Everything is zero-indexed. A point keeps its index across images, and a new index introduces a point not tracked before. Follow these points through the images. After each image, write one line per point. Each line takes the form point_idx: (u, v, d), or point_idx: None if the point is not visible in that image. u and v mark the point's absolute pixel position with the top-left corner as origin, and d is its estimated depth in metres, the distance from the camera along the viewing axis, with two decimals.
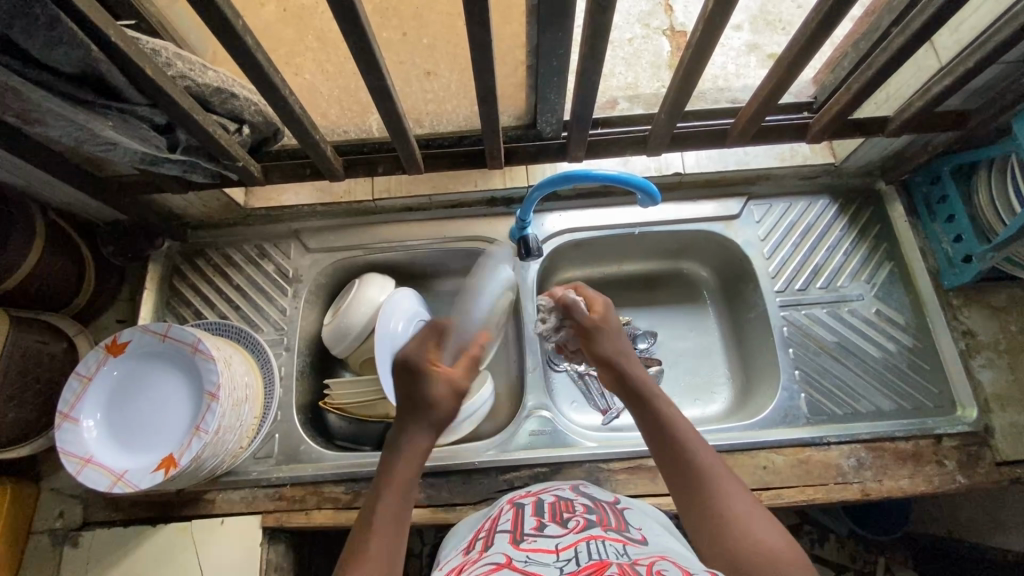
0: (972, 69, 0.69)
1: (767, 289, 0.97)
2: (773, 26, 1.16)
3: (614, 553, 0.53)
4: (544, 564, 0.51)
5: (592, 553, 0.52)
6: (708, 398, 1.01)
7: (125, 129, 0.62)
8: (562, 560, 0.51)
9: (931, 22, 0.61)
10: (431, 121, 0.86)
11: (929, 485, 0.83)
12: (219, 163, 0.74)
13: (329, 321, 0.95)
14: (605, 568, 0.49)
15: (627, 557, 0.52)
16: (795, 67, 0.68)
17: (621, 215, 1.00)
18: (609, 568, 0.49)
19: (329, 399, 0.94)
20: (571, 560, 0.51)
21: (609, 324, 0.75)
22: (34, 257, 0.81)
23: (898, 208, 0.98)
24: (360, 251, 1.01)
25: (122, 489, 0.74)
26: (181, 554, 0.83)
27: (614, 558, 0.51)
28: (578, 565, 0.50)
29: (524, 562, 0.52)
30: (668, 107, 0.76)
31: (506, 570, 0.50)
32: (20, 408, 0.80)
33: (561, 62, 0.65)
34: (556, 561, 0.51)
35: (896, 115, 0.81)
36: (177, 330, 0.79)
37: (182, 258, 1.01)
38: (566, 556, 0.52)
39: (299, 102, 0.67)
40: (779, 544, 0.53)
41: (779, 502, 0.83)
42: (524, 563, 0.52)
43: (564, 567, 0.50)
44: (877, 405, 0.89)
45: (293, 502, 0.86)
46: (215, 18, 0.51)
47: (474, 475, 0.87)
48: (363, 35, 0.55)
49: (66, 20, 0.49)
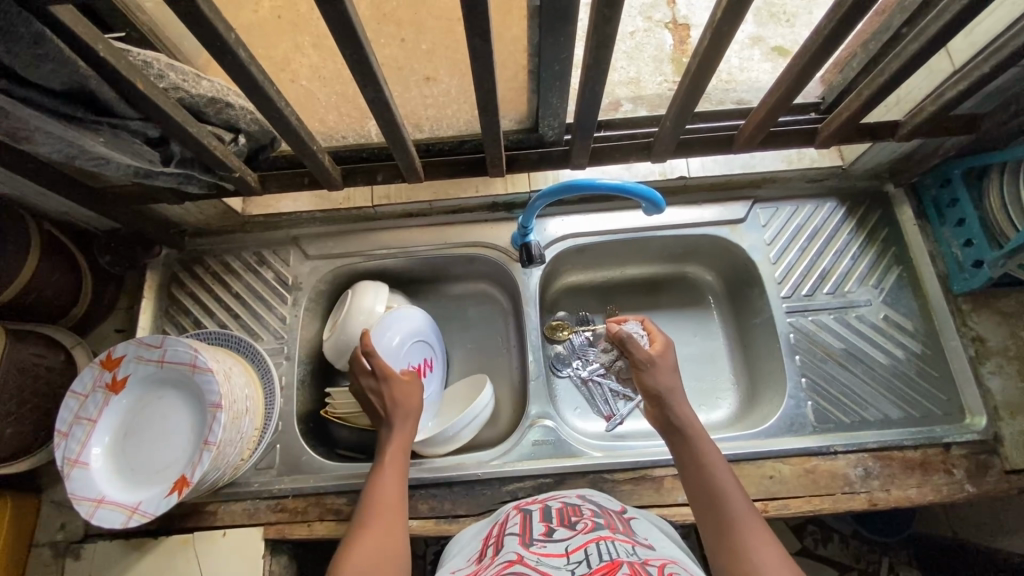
0: (987, 74, 0.67)
1: (774, 295, 0.95)
2: (778, 18, 1.13)
3: (624, 552, 0.53)
4: (555, 566, 0.50)
5: (602, 554, 0.51)
6: (712, 404, 1.00)
7: (117, 144, 0.60)
8: (572, 562, 0.51)
9: (946, 28, 0.60)
10: (431, 126, 0.85)
11: (937, 495, 0.82)
12: (215, 174, 0.73)
13: (329, 335, 0.93)
14: (617, 569, 0.48)
15: (637, 556, 0.52)
16: (805, 73, 0.66)
17: (624, 221, 0.98)
18: (621, 568, 0.48)
19: (330, 408, 0.93)
20: (581, 562, 0.50)
21: (665, 359, 0.77)
22: (29, 270, 0.80)
23: (907, 211, 0.96)
24: (360, 257, 1.00)
25: (135, 515, 0.74)
26: (183, 568, 0.83)
27: (625, 557, 0.51)
28: (588, 568, 0.49)
29: (536, 560, 0.52)
30: (674, 113, 0.74)
31: (518, 566, 0.51)
32: (19, 423, 0.79)
33: (564, 66, 0.63)
34: (567, 564, 0.50)
35: (908, 119, 0.79)
36: (173, 352, 0.78)
37: (180, 266, 1.00)
38: (576, 559, 0.51)
39: (296, 113, 0.65)
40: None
41: (785, 512, 0.82)
42: (536, 561, 0.52)
43: (575, 569, 0.49)
44: (885, 413, 0.88)
45: (295, 514, 0.86)
46: (208, 32, 0.50)
47: (476, 486, 0.86)
48: (360, 46, 0.53)
49: (52, 37, 0.47)
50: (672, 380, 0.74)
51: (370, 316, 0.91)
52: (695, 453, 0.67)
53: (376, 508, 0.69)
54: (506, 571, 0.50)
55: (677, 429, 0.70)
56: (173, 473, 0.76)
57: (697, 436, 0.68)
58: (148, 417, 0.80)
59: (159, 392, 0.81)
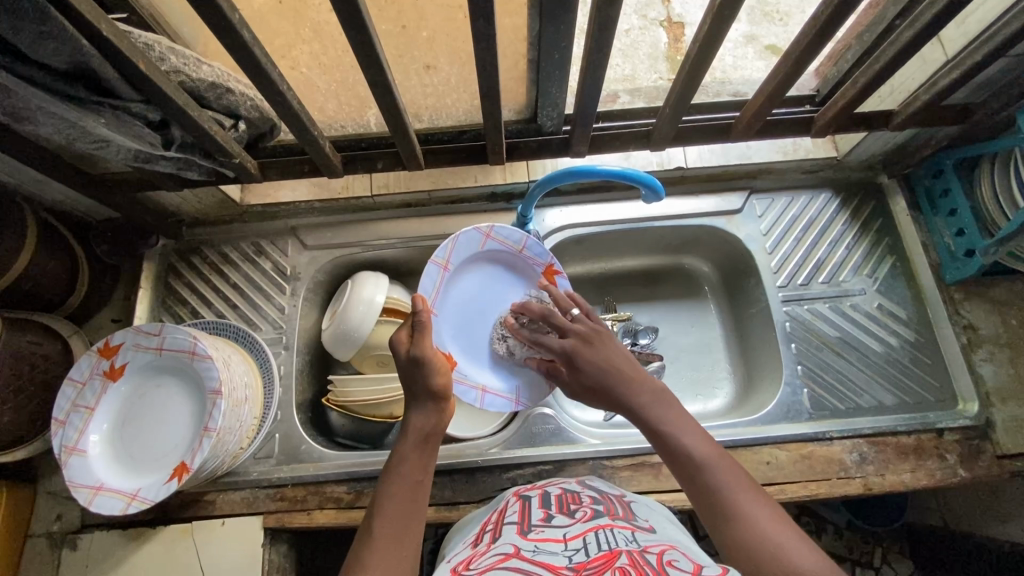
0: (979, 63, 0.68)
1: (769, 284, 0.96)
2: (772, 17, 1.14)
3: (623, 540, 0.52)
4: (553, 554, 0.50)
5: (601, 543, 0.51)
6: (709, 394, 1.01)
7: (118, 126, 0.60)
8: (571, 549, 0.51)
9: (938, 16, 0.61)
10: (430, 116, 0.87)
11: (931, 479, 0.83)
12: (215, 160, 0.73)
13: (328, 326, 0.93)
14: (615, 558, 0.48)
15: (636, 544, 0.52)
16: (801, 62, 0.67)
17: (623, 210, 0.99)
18: (619, 559, 0.48)
19: (331, 396, 0.93)
20: (580, 550, 0.51)
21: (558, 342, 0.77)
22: (25, 258, 0.80)
23: (899, 201, 0.98)
24: (359, 248, 0.99)
25: (134, 504, 0.73)
26: (183, 558, 0.82)
27: (624, 546, 0.51)
28: (587, 556, 0.49)
29: (533, 551, 0.51)
30: (673, 102, 0.74)
31: (514, 559, 0.50)
32: (14, 411, 0.79)
33: (563, 55, 0.64)
34: (565, 551, 0.51)
35: (900, 110, 0.80)
36: (171, 339, 0.78)
37: (177, 256, 0.99)
38: (575, 546, 0.51)
39: (298, 98, 0.66)
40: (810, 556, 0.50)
41: (782, 497, 0.83)
42: (532, 553, 0.51)
43: (573, 557, 0.49)
44: (880, 400, 0.90)
45: (294, 503, 0.85)
46: (212, 12, 0.50)
47: (477, 474, 0.86)
48: (364, 27, 0.53)
49: (56, 15, 0.47)
50: (612, 355, 0.71)
51: (369, 304, 0.91)
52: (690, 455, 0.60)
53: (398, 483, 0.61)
54: (502, 565, 0.49)
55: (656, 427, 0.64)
56: (173, 459, 0.76)
57: (682, 432, 0.62)
58: (147, 404, 0.80)
59: (155, 379, 0.81)
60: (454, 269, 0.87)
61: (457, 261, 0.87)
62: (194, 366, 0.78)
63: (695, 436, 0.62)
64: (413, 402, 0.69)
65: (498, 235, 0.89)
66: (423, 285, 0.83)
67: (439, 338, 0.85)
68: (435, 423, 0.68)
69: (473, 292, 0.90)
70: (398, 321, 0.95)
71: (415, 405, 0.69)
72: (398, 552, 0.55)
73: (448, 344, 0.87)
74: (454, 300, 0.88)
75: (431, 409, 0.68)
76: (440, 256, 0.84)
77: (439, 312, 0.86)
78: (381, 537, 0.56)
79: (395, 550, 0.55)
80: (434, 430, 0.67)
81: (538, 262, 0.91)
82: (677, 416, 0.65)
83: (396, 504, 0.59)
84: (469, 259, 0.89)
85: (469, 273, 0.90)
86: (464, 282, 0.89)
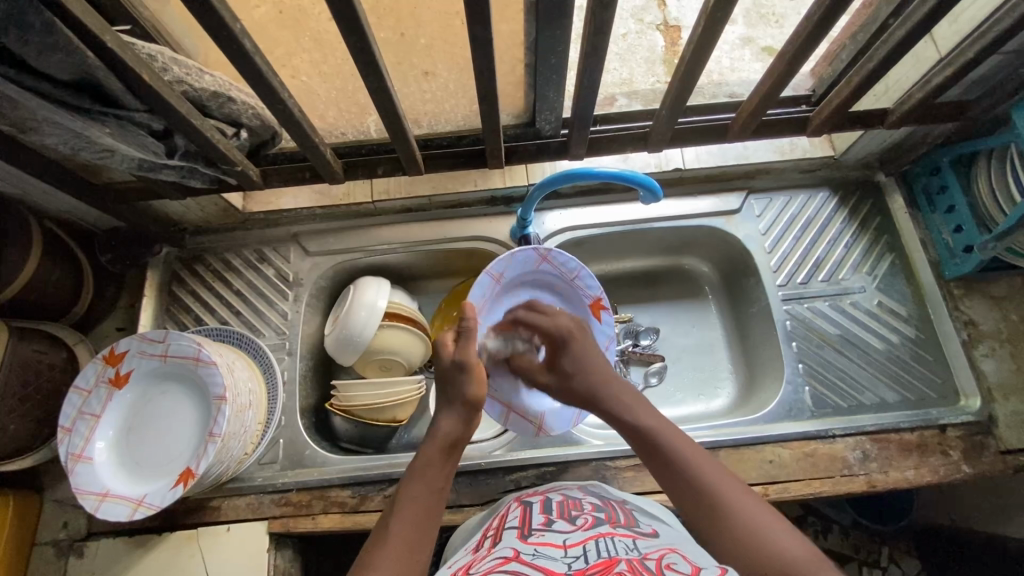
0: (972, 59, 0.69)
1: (769, 283, 0.97)
2: (768, 19, 1.15)
3: (624, 548, 0.52)
4: (552, 558, 0.51)
5: (601, 551, 0.51)
6: (711, 394, 1.02)
7: (123, 135, 0.61)
8: (571, 555, 0.51)
9: (928, 15, 0.62)
10: (429, 122, 0.89)
11: (934, 476, 0.83)
12: (218, 168, 0.74)
13: (331, 330, 0.94)
14: (614, 564, 0.48)
15: (636, 552, 0.51)
16: (795, 62, 0.68)
17: (622, 212, 1.00)
18: (618, 565, 0.48)
19: (335, 400, 0.93)
20: (579, 557, 0.50)
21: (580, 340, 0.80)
22: (31, 267, 0.81)
23: (898, 199, 0.98)
24: (361, 253, 1.00)
25: (140, 511, 0.73)
26: (188, 564, 0.82)
27: (624, 555, 0.51)
28: (586, 562, 0.49)
29: (532, 555, 0.51)
30: (669, 103, 0.75)
31: (514, 563, 0.50)
32: (21, 419, 0.79)
33: (560, 59, 0.65)
34: (565, 556, 0.51)
35: (896, 107, 0.81)
36: (175, 345, 0.78)
37: (181, 264, 1.00)
38: (574, 553, 0.51)
39: (298, 104, 0.66)
40: (795, 548, 0.52)
41: (786, 496, 0.83)
42: (532, 558, 0.51)
43: (572, 563, 0.49)
44: (882, 397, 0.90)
45: (299, 507, 0.86)
46: (213, 21, 0.51)
47: (480, 476, 0.87)
48: (362, 34, 0.54)
49: (62, 27, 0.48)
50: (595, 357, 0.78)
51: (371, 308, 0.91)
52: (678, 460, 0.62)
53: (416, 486, 0.62)
54: (501, 569, 0.49)
55: (642, 428, 0.66)
56: (177, 464, 0.76)
57: (669, 438, 0.64)
58: (153, 411, 0.81)
59: (160, 385, 0.81)
60: (506, 283, 0.88)
61: (509, 276, 0.88)
62: (195, 372, 0.79)
63: (681, 443, 0.63)
64: (445, 407, 0.70)
65: (554, 260, 0.88)
66: (474, 294, 0.84)
67: (476, 344, 0.86)
68: (463, 431, 0.68)
69: (515, 313, 0.91)
70: (401, 326, 0.95)
71: (442, 407, 0.71)
72: (410, 553, 0.56)
73: (483, 355, 0.88)
74: (498, 310, 0.89)
75: (460, 416, 0.69)
76: (494, 268, 0.85)
77: (483, 322, 0.87)
78: (396, 537, 0.57)
79: (408, 549, 0.56)
80: (460, 437, 0.68)
81: (585, 294, 0.91)
82: (656, 417, 0.67)
83: (416, 506, 0.60)
84: (520, 275, 0.89)
85: (521, 288, 0.91)
86: (510, 297, 0.90)
